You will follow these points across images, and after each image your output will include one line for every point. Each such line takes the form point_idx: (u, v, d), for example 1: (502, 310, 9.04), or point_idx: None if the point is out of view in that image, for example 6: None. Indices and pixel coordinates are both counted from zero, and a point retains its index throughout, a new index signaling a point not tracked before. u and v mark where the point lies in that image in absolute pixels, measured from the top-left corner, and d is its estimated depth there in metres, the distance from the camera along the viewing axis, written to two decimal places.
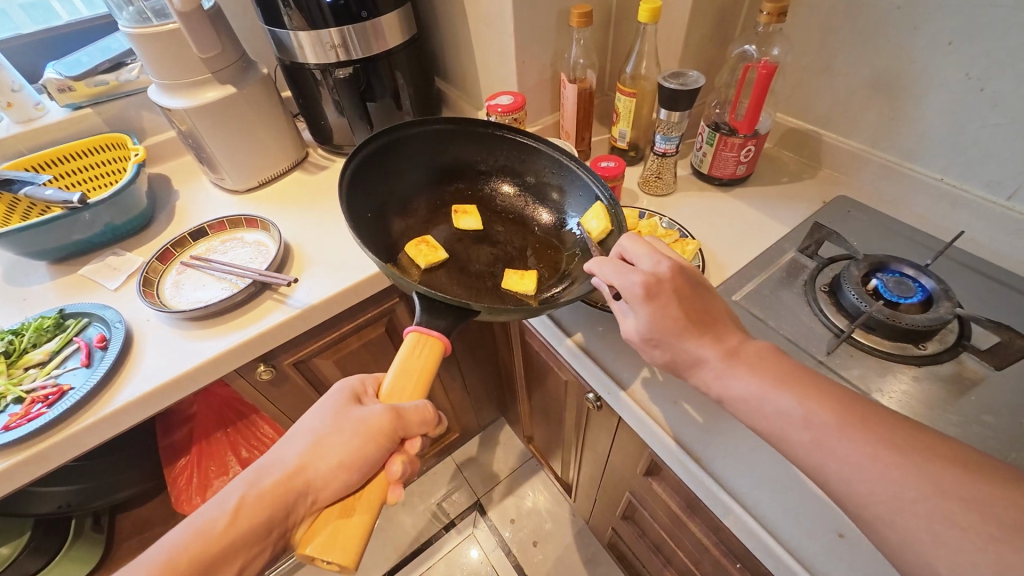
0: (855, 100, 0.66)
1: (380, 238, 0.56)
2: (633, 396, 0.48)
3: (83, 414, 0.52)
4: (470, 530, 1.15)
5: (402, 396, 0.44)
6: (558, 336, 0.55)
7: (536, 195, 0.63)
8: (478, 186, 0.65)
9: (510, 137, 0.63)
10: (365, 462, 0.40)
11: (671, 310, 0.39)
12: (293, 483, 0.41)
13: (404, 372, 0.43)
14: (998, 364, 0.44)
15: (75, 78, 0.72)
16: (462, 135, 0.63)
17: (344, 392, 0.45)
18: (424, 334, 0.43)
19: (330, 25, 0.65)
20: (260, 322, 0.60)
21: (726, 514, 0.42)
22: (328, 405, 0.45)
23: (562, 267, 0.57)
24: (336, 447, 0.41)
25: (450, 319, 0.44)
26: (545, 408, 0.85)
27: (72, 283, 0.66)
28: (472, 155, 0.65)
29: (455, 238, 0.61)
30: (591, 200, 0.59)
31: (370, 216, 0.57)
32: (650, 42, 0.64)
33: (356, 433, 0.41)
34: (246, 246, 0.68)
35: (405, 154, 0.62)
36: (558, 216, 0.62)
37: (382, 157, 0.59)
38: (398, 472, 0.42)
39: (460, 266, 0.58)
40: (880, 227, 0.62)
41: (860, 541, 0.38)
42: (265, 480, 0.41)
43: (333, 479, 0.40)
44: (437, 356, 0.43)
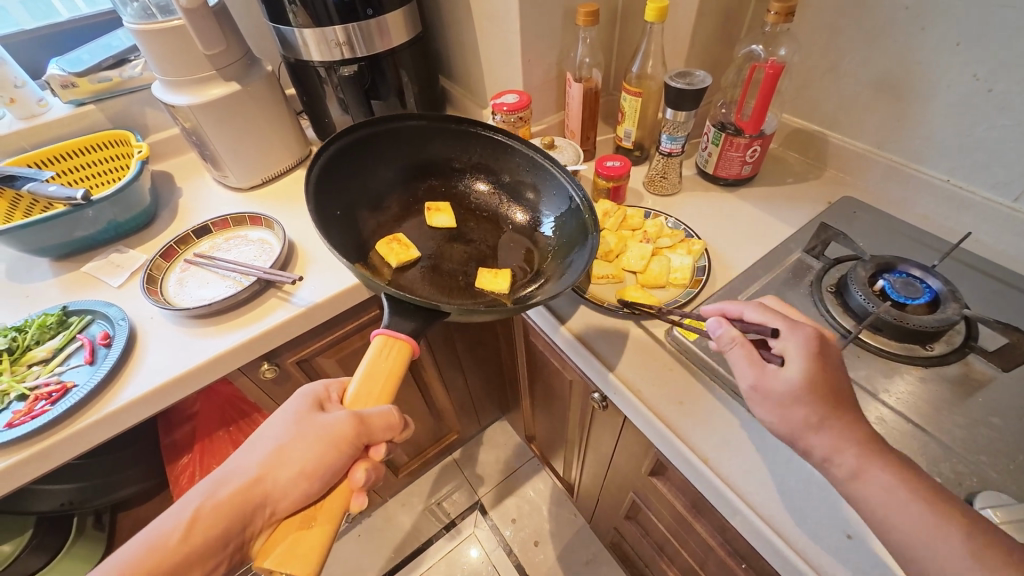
0: (861, 101, 0.66)
1: (350, 237, 0.55)
2: (640, 396, 0.48)
3: (86, 411, 0.52)
4: (471, 530, 1.15)
5: (367, 401, 0.43)
6: (564, 335, 0.54)
7: (512, 194, 0.63)
8: (451, 182, 0.65)
9: (485, 135, 0.62)
10: (325, 470, 0.41)
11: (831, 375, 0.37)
12: (251, 493, 0.41)
13: (371, 376, 0.42)
14: (1005, 365, 0.44)
15: (78, 74, 0.72)
16: (435, 132, 0.62)
17: (306, 399, 0.45)
18: (390, 338, 0.42)
19: (335, 22, 0.65)
20: (263, 320, 0.60)
21: (734, 515, 0.42)
22: (291, 411, 0.44)
23: (535, 266, 0.57)
24: (295, 455, 0.41)
25: (419, 320, 0.44)
26: (548, 407, 0.85)
27: (76, 280, 0.66)
28: (446, 151, 0.64)
29: (429, 237, 0.61)
30: (565, 200, 0.59)
31: (340, 214, 0.55)
32: (656, 41, 0.64)
33: (315, 441, 0.41)
34: (249, 244, 0.68)
35: (375, 151, 0.60)
36: (530, 215, 0.62)
37: (352, 153, 0.58)
38: (361, 479, 0.42)
39: (432, 265, 0.58)
40: (886, 228, 0.62)
41: (868, 543, 0.38)
42: (221, 491, 0.42)
43: (292, 489, 0.40)
44: (404, 359, 0.42)
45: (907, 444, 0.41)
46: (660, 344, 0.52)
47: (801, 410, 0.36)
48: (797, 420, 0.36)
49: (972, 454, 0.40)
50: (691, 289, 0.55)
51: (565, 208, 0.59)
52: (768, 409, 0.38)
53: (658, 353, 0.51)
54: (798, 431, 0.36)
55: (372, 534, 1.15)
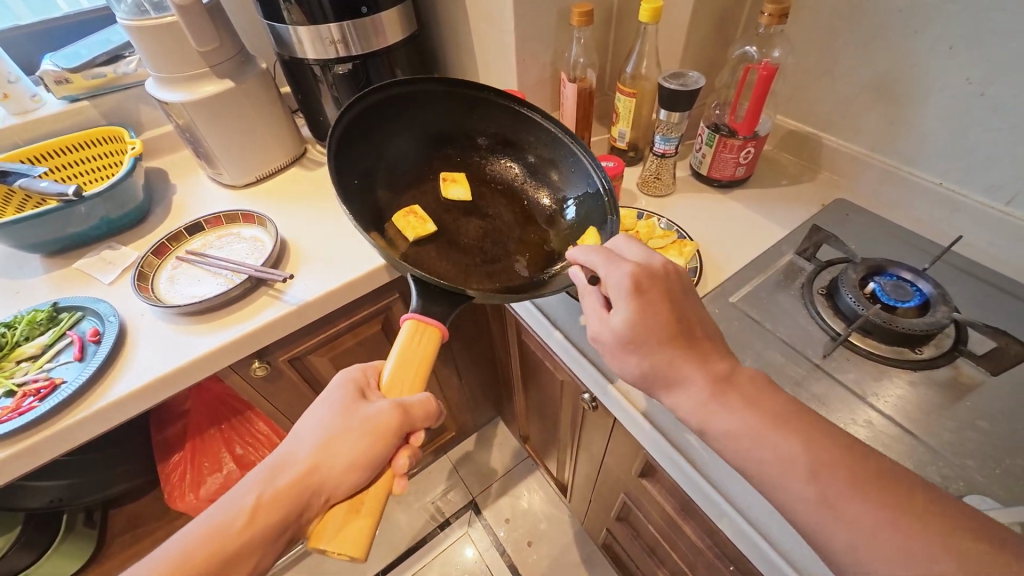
0: (856, 103, 0.66)
1: (367, 206, 0.54)
2: (629, 398, 0.48)
3: (74, 408, 0.52)
4: (465, 529, 1.15)
5: (404, 388, 0.43)
6: (556, 337, 0.55)
7: (533, 172, 0.63)
8: (469, 154, 0.64)
9: (506, 109, 0.62)
10: (374, 460, 0.40)
11: (657, 312, 0.38)
12: (305, 482, 0.40)
13: (403, 364, 0.43)
14: (994, 369, 0.44)
15: (73, 69, 0.72)
16: (453, 102, 0.62)
17: (347, 386, 0.44)
18: (422, 323, 0.43)
19: (330, 20, 0.65)
20: (255, 318, 0.59)
21: (721, 517, 0.42)
22: (335, 395, 0.43)
23: (556, 248, 0.57)
24: (345, 447, 0.40)
25: (446, 305, 0.45)
26: (541, 408, 0.85)
27: (67, 277, 0.66)
28: (463, 123, 0.64)
29: (443, 209, 0.60)
30: (591, 188, 0.59)
31: (356, 182, 0.55)
32: (650, 42, 0.64)
33: (363, 434, 0.40)
34: (242, 241, 0.68)
35: (389, 119, 0.60)
36: (552, 194, 0.61)
37: (367, 120, 0.58)
38: (404, 465, 0.42)
39: (449, 237, 0.57)
40: (879, 231, 0.62)
41: None
42: (277, 480, 0.40)
43: (343, 479, 0.40)
44: (436, 344, 0.43)
45: (895, 449, 0.41)
46: None
47: (632, 359, 0.39)
48: (630, 371, 0.39)
49: (959, 458, 0.40)
50: None
51: (586, 190, 0.59)
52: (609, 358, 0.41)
53: None
54: (639, 381, 0.39)
55: None
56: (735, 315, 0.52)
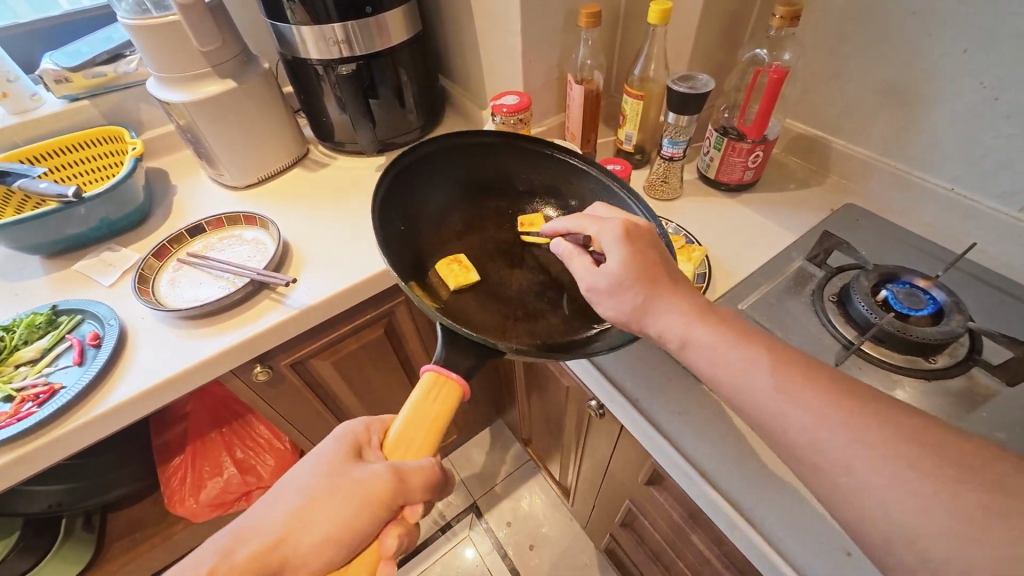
0: (866, 107, 0.65)
1: (408, 251, 0.53)
2: (641, 409, 0.47)
3: (74, 414, 0.51)
4: (466, 532, 1.14)
5: (414, 446, 0.41)
6: None
7: None
8: (519, 204, 0.62)
9: (556, 154, 0.60)
10: (356, 535, 0.38)
11: (644, 255, 0.40)
12: (267, 557, 0.36)
13: (415, 420, 0.40)
14: (1010, 379, 0.43)
15: (73, 69, 0.71)
16: (504, 148, 0.61)
17: (344, 443, 0.42)
18: (443, 376, 0.40)
19: (333, 20, 0.64)
20: (257, 322, 0.59)
21: (732, 529, 0.41)
22: (328, 456, 0.41)
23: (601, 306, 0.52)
24: (325, 515, 0.37)
25: (472, 359, 0.43)
26: (545, 412, 0.84)
27: (66, 279, 0.65)
28: (514, 170, 0.62)
29: (489, 259, 0.57)
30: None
31: (402, 228, 0.54)
32: (659, 44, 0.63)
33: (348, 501, 0.38)
34: (243, 244, 0.67)
35: (441, 167, 0.59)
36: None
37: (417, 166, 0.57)
38: (390, 546, 0.39)
39: (489, 289, 0.54)
40: (889, 237, 0.61)
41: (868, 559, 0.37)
42: (237, 552, 0.36)
43: (315, 556, 0.37)
44: (454, 402, 0.40)
45: None
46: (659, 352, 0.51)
47: (627, 295, 0.39)
48: (629, 303, 0.39)
49: None
50: None
51: None
52: (603, 303, 0.41)
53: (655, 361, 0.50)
54: (634, 315, 0.39)
55: None
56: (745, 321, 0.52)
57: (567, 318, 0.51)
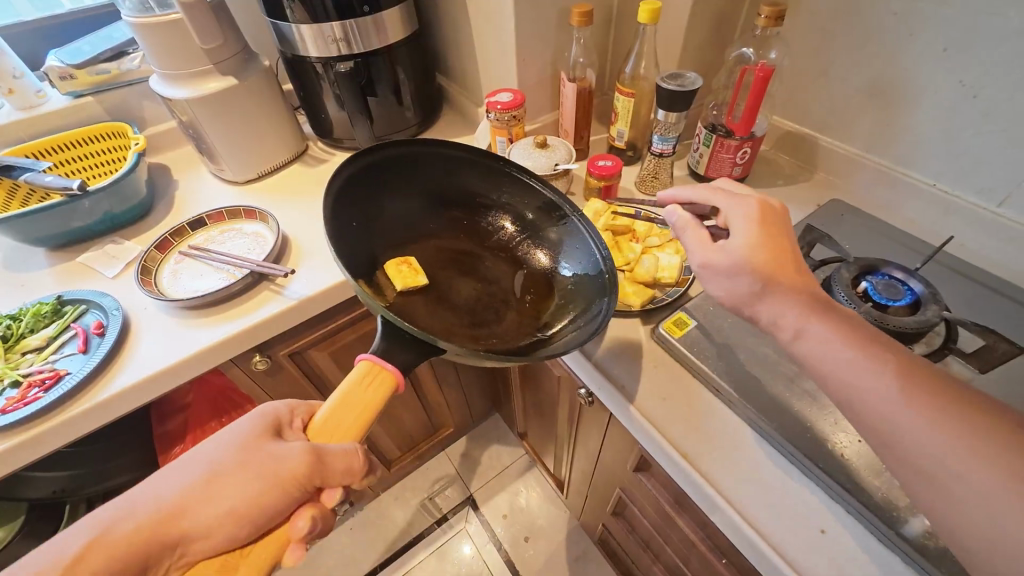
0: (851, 105, 0.66)
1: (361, 250, 0.48)
2: (626, 395, 0.49)
3: (78, 399, 0.53)
4: (463, 525, 1.16)
5: (336, 432, 0.39)
6: None
7: (535, 236, 0.58)
8: (473, 216, 0.59)
9: (521, 176, 0.59)
10: (259, 511, 0.39)
11: (778, 241, 0.40)
12: (167, 528, 0.39)
13: (345, 405, 0.39)
14: (983, 367, 0.45)
15: (77, 65, 0.72)
16: (468, 165, 0.59)
17: (266, 421, 0.44)
18: (377, 366, 0.38)
19: (332, 19, 0.66)
20: (255, 313, 0.60)
21: (713, 510, 0.42)
22: (246, 433, 0.43)
23: (546, 316, 0.51)
24: (227, 492, 0.39)
25: (414, 353, 0.40)
26: (538, 404, 0.86)
27: (70, 270, 0.66)
28: (474, 186, 0.59)
29: (438, 267, 0.54)
30: (589, 254, 0.54)
31: (357, 226, 0.50)
32: (649, 43, 0.64)
33: (253, 480, 0.39)
34: (244, 237, 0.69)
35: (403, 172, 0.56)
36: (552, 261, 0.56)
37: (381, 168, 0.54)
38: (302, 529, 0.40)
39: (436, 295, 0.51)
40: (872, 231, 0.63)
41: (842, 538, 0.39)
42: (133, 520, 0.39)
43: (218, 528, 0.39)
44: (385, 393, 0.38)
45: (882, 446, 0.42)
46: (645, 342, 0.52)
47: (747, 277, 0.38)
48: (745, 285, 0.38)
49: None
50: (677, 288, 0.55)
51: (587, 263, 0.54)
52: (715, 281, 0.40)
53: (643, 351, 0.52)
54: (746, 298, 0.38)
55: (363, 526, 1.16)
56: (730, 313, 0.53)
57: (510, 328, 0.49)
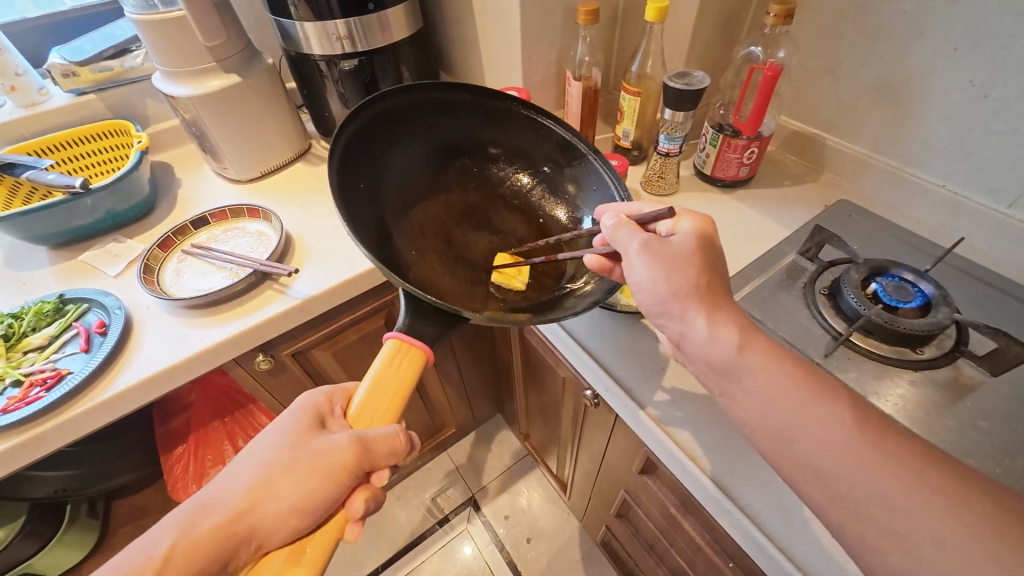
0: (859, 104, 0.66)
1: (373, 213, 0.47)
2: (631, 395, 0.48)
3: (81, 398, 0.52)
4: (465, 526, 1.15)
5: (374, 415, 0.42)
6: (560, 333, 0.55)
7: (549, 184, 0.59)
8: (485, 166, 0.59)
9: (532, 121, 0.57)
10: (321, 502, 0.39)
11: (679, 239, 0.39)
12: (234, 528, 0.38)
13: (379, 388, 0.41)
14: (994, 370, 0.45)
15: (80, 63, 0.72)
16: (472, 110, 0.57)
17: (307, 412, 0.43)
18: (405, 343, 0.41)
19: (336, 15, 0.65)
20: (259, 311, 0.60)
21: (722, 513, 0.42)
22: (288, 430, 0.43)
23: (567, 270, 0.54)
24: (289, 486, 0.39)
25: (438, 325, 0.43)
26: (542, 404, 0.85)
27: (72, 269, 0.66)
28: (481, 134, 0.58)
29: (453, 221, 0.55)
30: (607, 199, 0.55)
31: (363, 187, 0.47)
32: (656, 41, 0.64)
33: (312, 472, 0.39)
34: (247, 236, 0.68)
35: (403, 124, 0.53)
36: (568, 209, 0.58)
37: (380, 121, 0.51)
38: (359, 509, 0.41)
39: (455, 252, 0.52)
40: (881, 232, 0.62)
41: None
42: (202, 523, 0.38)
43: (282, 523, 0.38)
44: (417, 368, 0.41)
45: None
46: (651, 342, 0.52)
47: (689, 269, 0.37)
48: (682, 280, 0.36)
49: (961, 457, 0.41)
50: None
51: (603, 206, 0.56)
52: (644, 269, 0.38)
53: (650, 352, 0.51)
54: (680, 290, 0.36)
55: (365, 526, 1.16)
56: None
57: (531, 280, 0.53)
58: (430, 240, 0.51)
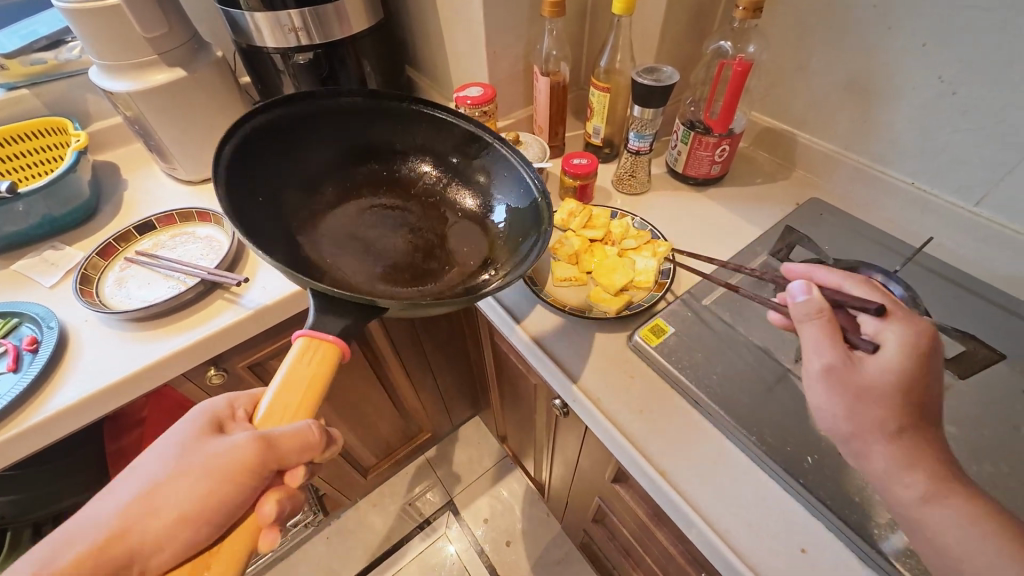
0: (829, 101, 0.65)
1: (282, 227, 0.45)
2: (598, 405, 0.46)
3: (9, 423, 0.48)
4: (444, 529, 1.13)
5: (284, 416, 0.37)
6: (522, 338, 0.52)
7: (458, 176, 0.55)
8: (392, 166, 0.55)
9: (430, 115, 0.54)
10: (218, 510, 0.35)
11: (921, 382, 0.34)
12: (117, 549, 0.34)
13: (288, 385, 0.37)
14: (961, 373, 0.45)
15: (8, 55, 0.67)
16: (370, 111, 0.53)
17: (197, 424, 0.39)
18: (314, 339, 0.36)
19: (289, 6, 0.62)
20: (209, 323, 0.56)
21: (689, 529, 0.40)
22: (178, 441, 0.38)
23: (485, 256, 0.50)
24: (179, 496, 0.35)
25: (356, 317, 0.37)
26: (516, 408, 0.83)
27: (5, 279, 0.61)
28: (385, 132, 0.54)
29: (365, 224, 0.51)
30: (518, 185, 0.52)
31: (262, 201, 0.45)
32: (625, 35, 0.62)
33: (204, 478, 0.35)
34: (196, 241, 0.64)
35: (297, 132, 0.50)
36: (478, 200, 0.54)
37: (269, 135, 0.47)
38: (271, 513, 0.37)
39: (370, 253, 0.49)
40: (852, 231, 0.62)
41: (823, 556, 0.38)
42: (66, 555, 0.34)
43: (173, 536, 0.34)
44: (327, 362, 0.36)
45: None
46: (621, 349, 0.50)
47: (878, 412, 0.34)
48: (870, 418, 0.34)
49: None
50: (654, 293, 0.53)
51: (515, 194, 0.53)
52: (827, 392, 0.35)
53: (620, 360, 0.49)
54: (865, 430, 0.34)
55: (340, 535, 1.13)
56: (707, 320, 0.51)
57: (447, 275, 0.49)
58: (343, 245, 0.49)
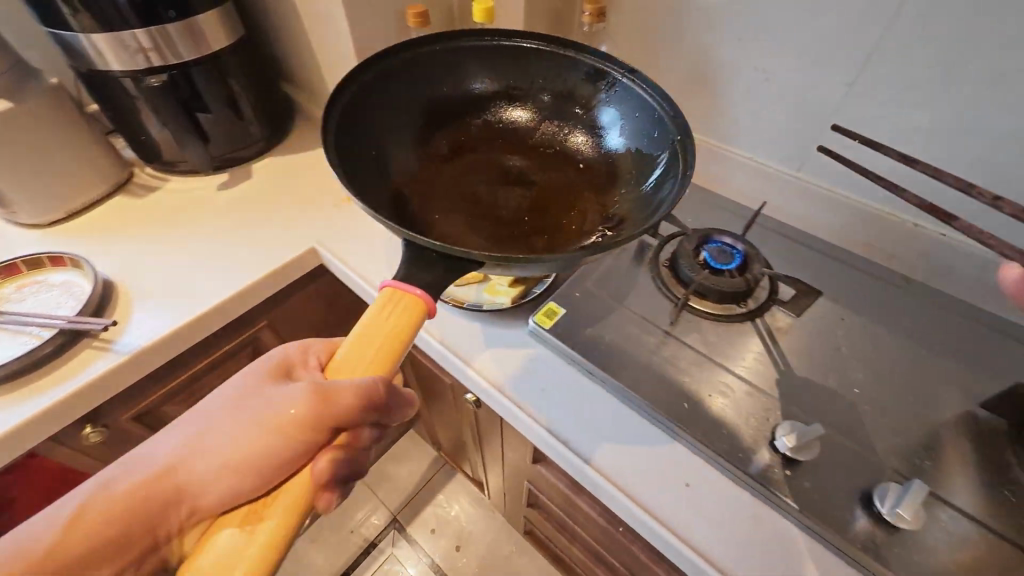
0: (801, 104, 0.77)
1: (368, 149, 0.58)
2: (529, 415, 0.62)
3: None
4: (392, 550, 1.34)
5: (360, 368, 0.45)
6: (458, 364, 0.68)
7: (569, 118, 0.70)
8: (529, 96, 0.70)
9: (565, 59, 0.67)
10: (268, 462, 0.43)
11: None
12: (167, 490, 0.46)
13: (367, 333, 0.45)
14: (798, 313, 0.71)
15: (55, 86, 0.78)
16: (516, 56, 0.69)
17: (274, 369, 0.50)
18: (399, 291, 0.44)
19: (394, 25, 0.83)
20: (84, 372, 0.66)
21: (610, 499, 0.57)
22: (248, 384, 0.50)
23: (611, 202, 0.62)
24: (226, 448, 0.46)
25: (432, 271, 0.45)
26: (438, 410, 0.95)
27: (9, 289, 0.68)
28: (514, 76, 0.70)
29: (488, 177, 0.66)
30: (642, 104, 0.64)
31: (402, 115, 0.64)
32: None
33: (261, 430, 0.45)
34: (51, 289, 0.74)
35: (458, 59, 0.68)
36: (590, 138, 0.69)
37: (412, 63, 0.65)
38: (324, 469, 0.44)
39: (480, 207, 0.62)
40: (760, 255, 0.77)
41: (696, 489, 0.57)
42: (119, 485, 0.47)
43: (223, 483, 0.44)
44: (408, 316, 0.44)
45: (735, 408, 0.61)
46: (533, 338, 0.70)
47: None
48: None
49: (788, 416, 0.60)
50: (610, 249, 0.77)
51: (636, 114, 0.65)
52: None
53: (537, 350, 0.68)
54: None
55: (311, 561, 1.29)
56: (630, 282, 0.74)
57: (597, 197, 0.64)
58: (458, 202, 0.62)
